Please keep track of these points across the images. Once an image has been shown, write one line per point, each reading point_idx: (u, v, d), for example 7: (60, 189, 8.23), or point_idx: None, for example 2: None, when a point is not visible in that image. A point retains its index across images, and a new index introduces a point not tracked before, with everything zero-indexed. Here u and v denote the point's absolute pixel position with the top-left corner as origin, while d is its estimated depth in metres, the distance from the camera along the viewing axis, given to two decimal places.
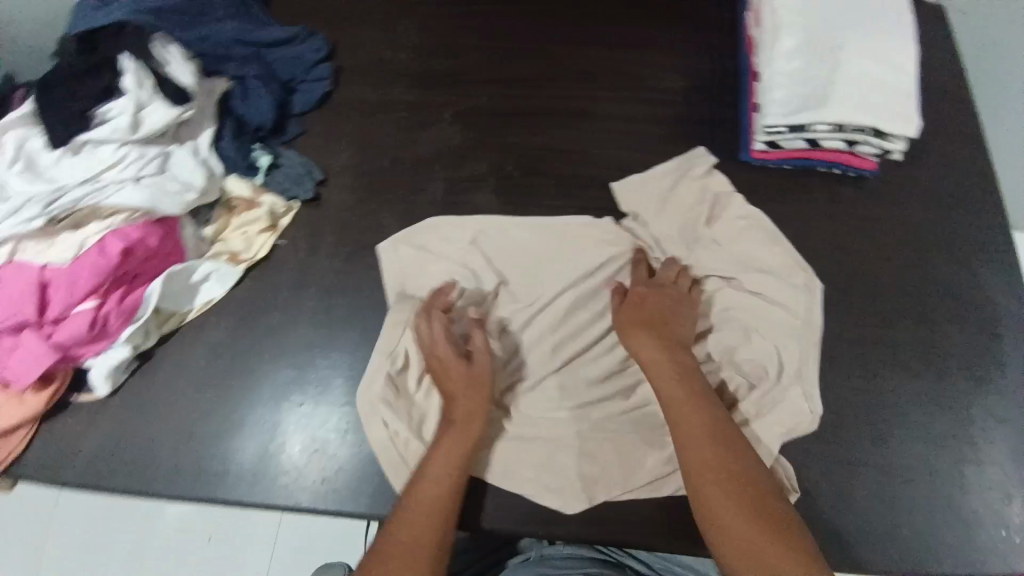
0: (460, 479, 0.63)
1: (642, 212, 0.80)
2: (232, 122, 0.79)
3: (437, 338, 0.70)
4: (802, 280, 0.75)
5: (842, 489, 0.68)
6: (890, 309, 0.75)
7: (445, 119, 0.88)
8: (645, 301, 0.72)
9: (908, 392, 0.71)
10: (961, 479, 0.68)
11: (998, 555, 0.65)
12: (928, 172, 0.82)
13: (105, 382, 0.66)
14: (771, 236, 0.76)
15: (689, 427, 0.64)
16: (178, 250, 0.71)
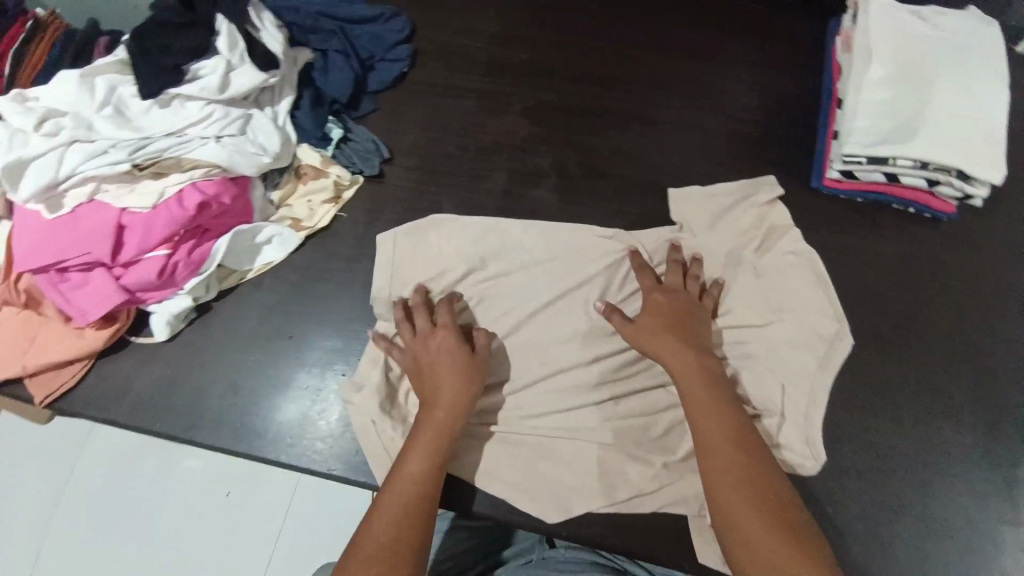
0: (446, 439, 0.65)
1: (692, 226, 0.83)
2: (311, 92, 0.85)
3: (440, 326, 0.72)
4: (834, 329, 0.79)
5: (868, 523, 0.73)
6: (925, 354, 0.79)
7: (513, 110, 0.91)
8: (667, 307, 0.74)
9: (941, 440, 0.76)
10: (988, 526, 0.72)
11: None
12: (973, 223, 0.86)
13: (167, 319, 0.73)
14: (817, 278, 0.81)
15: (705, 432, 0.65)
16: (246, 212, 0.76)
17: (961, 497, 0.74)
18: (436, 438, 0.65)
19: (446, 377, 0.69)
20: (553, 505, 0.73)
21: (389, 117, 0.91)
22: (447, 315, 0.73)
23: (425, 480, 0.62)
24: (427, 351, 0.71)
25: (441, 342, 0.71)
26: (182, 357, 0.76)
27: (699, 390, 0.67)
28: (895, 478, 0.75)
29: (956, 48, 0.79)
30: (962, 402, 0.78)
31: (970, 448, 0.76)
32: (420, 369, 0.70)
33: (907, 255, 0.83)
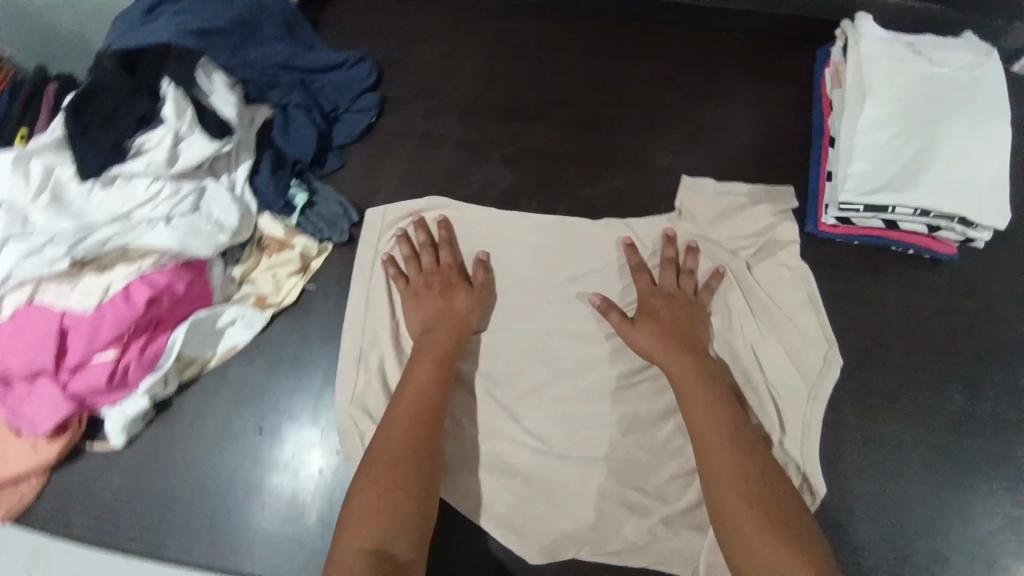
0: (430, 435, 0.63)
1: (694, 214, 0.81)
2: (272, 153, 0.78)
3: (444, 263, 0.76)
4: (823, 353, 0.76)
5: None
6: (937, 406, 0.76)
7: (494, 159, 0.86)
8: (661, 307, 0.73)
9: (954, 497, 0.73)
10: None
11: None
12: (980, 264, 0.82)
13: (122, 424, 0.67)
14: (809, 295, 0.78)
15: (700, 430, 0.64)
16: (204, 295, 0.70)
17: (973, 557, 0.72)
18: (436, 376, 0.67)
19: (449, 311, 0.72)
20: None
21: (360, 173, 0.84)
22: (448, 252, 0.77)
23: (409, 464, 0.60)
24: (427, 289, 0.74)
25: (445, 277, 0.75)
26: (145, 461, 0.70)
27: (695, 395, 0.67)
28: (907, 540, 0.72)
29: (957, 84, 0.76)
30: (976, 454, 0.75)
31: (983, 503, 0.73)
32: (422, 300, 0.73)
33: (911, 300, 0.80)
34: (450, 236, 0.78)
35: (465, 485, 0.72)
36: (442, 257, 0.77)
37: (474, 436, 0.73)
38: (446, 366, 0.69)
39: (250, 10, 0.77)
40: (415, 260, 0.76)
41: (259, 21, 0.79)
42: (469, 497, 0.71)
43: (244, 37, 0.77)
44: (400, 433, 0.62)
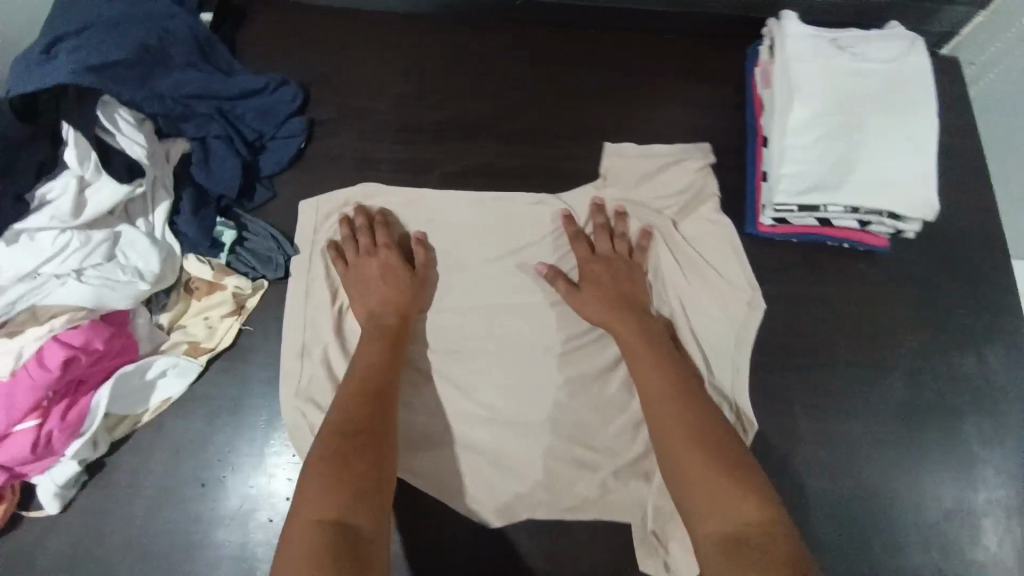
0: (379, 407, 0.62)
1: (619, 181, 0.83)
2: (193, 190, 0.75)
3: (381, 245, 0.75)
4: (747, 298, 0.79)
5: None
6: (885, 397, 0.78)
7: (433, 178, 0.84)
8: (603, 269, 0.75)
9: (907, 485, 0.75)
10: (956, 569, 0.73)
11: None
12: (920, 253, 0.84)
13: (54, 491, 0.64)
14: (730, 245, 0.81)
15: (649, 383, 0.65)
16: (128, 348, 0.67)
17: (928, 545, 0.74)
18: (382, 355, 0.67)
19: (392, 292, 0.72)
20: None
21: (292, 204, 0.81)
22: (384, 232, 0.76)
23: (358, 432, 0.58)
24: (368, 269, 0.73)
25: (384, 260, 0.74)
26: (81, 531, 0.66)
27: (643, 351, 0.68)
28: (862, 532, 0.73)
29: (880, 79, 0.77)
30: (925, 442, 0.77)
31: (935, 491, 0.75)
32: (366, 284, 0.73)
33: (852, 295, 0.81)
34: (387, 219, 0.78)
35: (425, 522, 0.69)
36: (380, 239, 0.75)
37: (432, 472, 0.71)
38: (393, 348, 0.69)
39: (155, 37, 0.75)
40: (355, 245, 0.75)
41: (166, 48, 0.76)
42: (430, 535, 0.69)
43: (151, 67, 0.74)
44: (349, 410, 0.61)
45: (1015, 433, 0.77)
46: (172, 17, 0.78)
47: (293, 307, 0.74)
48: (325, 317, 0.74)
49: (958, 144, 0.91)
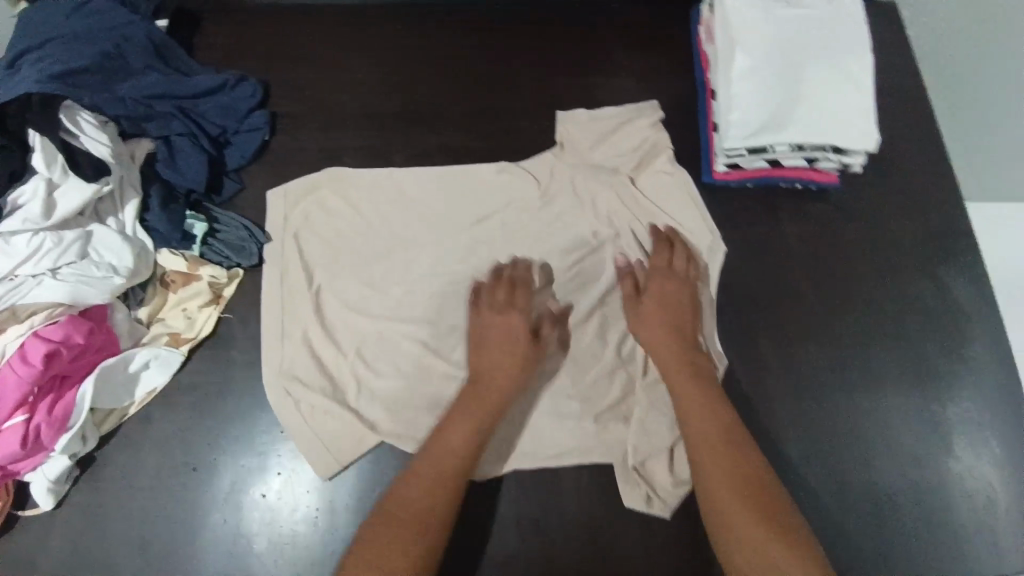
0: (439, 492, 0.62)
1: (580, 146, 0.86)
2: (161, 186, 0.76)
3: (518, 306, 0.73)
4: (708, 243, 0.81)
5: (826, 510, 0.74)
6: (850, 328, 0.81)
7: (397, 159, 0.86)
8: (660, 304, 0.74)
9: (878, 408, 0.78)
10: (932, 486, 0.75)
11: (977, 555, 0.73)
12: (872, 187, 0.87)
13: (48, 486, 0.65)
14: (689, 196, 0.83)
15: (694, 423, 0.66)
16: (109, 343, 0.68)
17: (906, 463, 0.76)
18: (470, 434, 0.65)
19: (509, 359, 0.70)
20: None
21: (261, 195, 0.83)
22: (525, 297, 0.74)
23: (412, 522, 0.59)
24: (494, 335, 0.71)
25: (510, 324, 0.72)
26: (76, 524, 0.67)
27: (691, 391, 0.68)
28: (836, 457, 0.76)
29: (817, 22, 0.80)
30: (893, 366, 0.80)
31: (904, 411, 0.78)
32: (483, 340, 0.71)
33: (811, 235, 0.84)
34: (515, 280, 0.76)
35: None
36: (517, 300, 0.74)
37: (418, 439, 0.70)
38: (484, 424, 0.67)
39: (112, 44, 0.78)
40: (484, 296, 0.74)
41: (124, 53, 0.79)
42: None
43: (110, 73, 0.78)
44: (413, 493, 0.61)
45: (974, 349, 0.81)
46: (129, 24, 0.80)
47: (271, 291, 0.76)
48: (303, 298, 0.76)
49: (913, 81, 0.92)
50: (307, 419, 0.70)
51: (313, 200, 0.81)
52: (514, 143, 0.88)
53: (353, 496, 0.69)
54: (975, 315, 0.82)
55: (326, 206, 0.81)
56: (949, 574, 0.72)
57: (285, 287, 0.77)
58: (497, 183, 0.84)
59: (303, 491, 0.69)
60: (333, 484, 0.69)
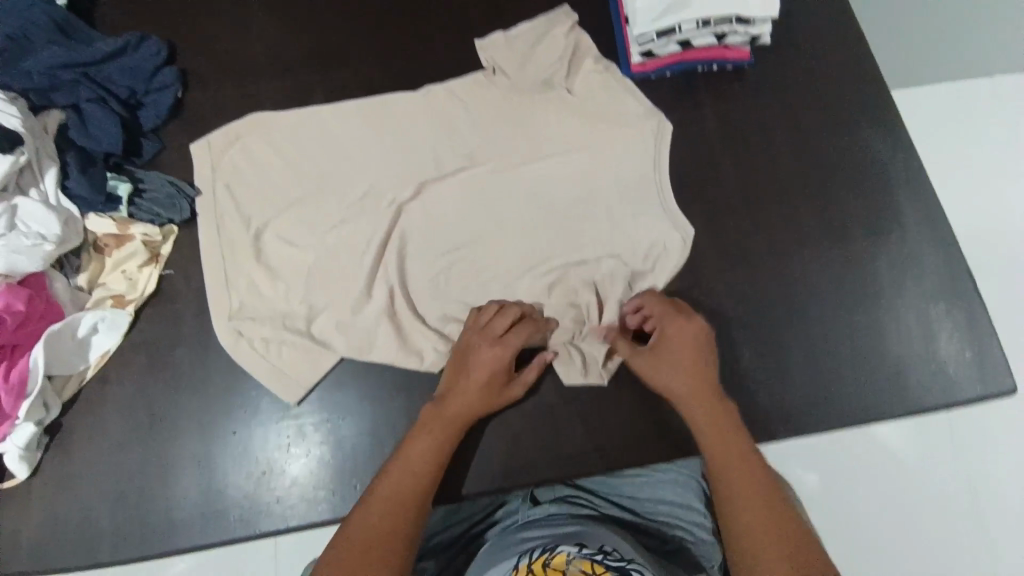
0: (411, 507, 0.62)
1: (502, 65, 0.85)
2: (76, 153, 0.75)
3: (504, 341, 0.70)
4: (654, 126, 0.83)
5: (781, 367, 0.75)
6: (788, 192, 0.82)
7: (317, 98, 0.85)
8: (680, 345, 0.70)
9: (823, 265, 0.79)
10: (881, 328, 0.77)
11: (928, 385, 0.75)
12: (789, 56, 0.87)
13: (18, 453, 0.66)
14: (621, 87, 0.84)
15: (731, 468, 0.64)
16: (53, 310, 0.69)
17: (855, 311, 0.77)
18: (436, 456, 0.66)
19: (480, 389, 0.68)
20: (502, 470, 0.71)
21: (184, 153, 0.82)
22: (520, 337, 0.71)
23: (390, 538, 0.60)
24: (482, 373, 0.69)
25: (492, 360, 0.69)
26: (53, 489, 0.68)
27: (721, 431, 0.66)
28: (787, 316, 0.77)
29: None
30: (834, 222, 0.80)
31: (847, 263, 0.79)
32: (464, 369, 0.69)
33: (735, 112, 0.85)
34: (505, 308, 0.73)
35: (379, 405, 0.72)
36: (502, 332, 0.71)
37: (374, 360, 0.73)
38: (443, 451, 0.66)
39: (15, 26, 0.76)
40: (477, 324, 0.72)
41: (27, 33, 0.77)
42: (386, 414, 0.72)
43: (15, 53, 0.76)
44: (375, 515, 0.61)
45: (907, 193, 0.82)
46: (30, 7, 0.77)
47: (208, 240, 0.76)
48: (242, 241, 0.77)
49: None
50: (266, 356, 0.72)
51: (238, 148, 0.81)
52: (431, 66, 0.87)
53: (321, 418, 0.71)
54: (905, 166, 0.83)
55: (251, 152, 0.81)
56: (900, 406, 0.75)
57: (222, 236, 0.77)
58: (420, 107, 0.84)
59: (270, 423, 0.71)
60: (300, 409, 0.72)
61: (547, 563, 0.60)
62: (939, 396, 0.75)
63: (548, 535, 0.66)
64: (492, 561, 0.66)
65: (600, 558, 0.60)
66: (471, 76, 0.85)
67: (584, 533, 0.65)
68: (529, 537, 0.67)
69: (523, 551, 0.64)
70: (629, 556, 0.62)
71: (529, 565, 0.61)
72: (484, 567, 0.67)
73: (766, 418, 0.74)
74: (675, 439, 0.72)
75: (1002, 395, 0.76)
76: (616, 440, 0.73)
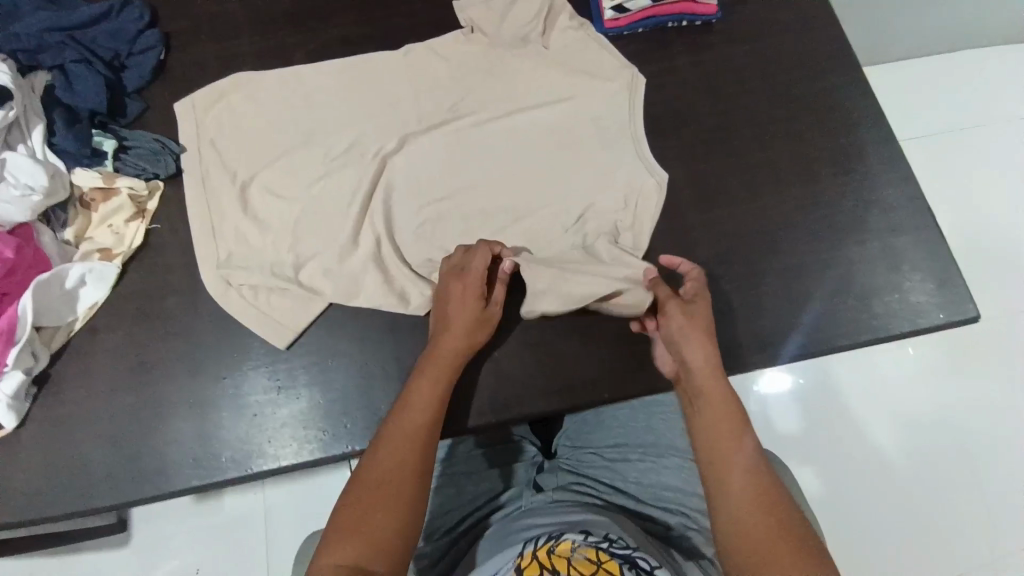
0: (416, 454, 0.62)
1: (480, 22, 0.88)
2: (61, 109, 0.76)
3: (471, 268, 0.72)
4: (628, 78, 0.86)
5: (757, 300, 0.78)
6: (757, 136, 0.85)
7: (298, 57, 0.86)
8: (695, 323, 0.68)
9: (793, 203, 0.82)
10: (851, 261, 0.80)
11: (897, 313, 0.79)
12: (754, 9, 0.91)
13: (7, 402, 0.66)
14: (594, 41, 0.87)
15: (729, 444, 0.63)
16: (40, 261, 0.70)
17: (825, 246, 0.81)
18: (435, 399, 0.65)
19: (456, 317, 0.69)
20: (492, 408, 0.73)
21: (166, 113, 0.83)
22: (481, 259, 0.72)
23: (391, 483, 0.60)
24: (456, 303, 0.70)
25: (461, 287, 0.71)
26: (42, 437, 0.68)
27: (725, 416, 0.64)
28: (761, 253, 0.80)
29: None
30: (802, 163, 0.84)
31: (816, 202, 0.82)
32: (442, 304, 0.71)
33: (705, 63, 0.88)
34: (469, 248, 0.75)
35: (367, 347, 0.73)
36: (470, 264, 0.72)
37: (361, 304, 0.75)
38: (442, 391, 0.66)
39: None
40: (446, 266, 0.74)
41: (19, 4, 0.80)
42: (375, 355, 0.73)
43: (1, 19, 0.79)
44: (382, 460, 0.62)
45: (870, 134, 0.86)
46: None
47: (194, 194, 0.78)
48: (227, 195, 0.78)
49: None
50: (255, 303, 0.74)
51: (221, 107, 0.82)
52: (410, 24, 0.89)
53: (311, 360, 0.73)
54: (867, 110, 0.87)
55: (234, 109, 0.82)
56: (871, 334, 0.78)
57: (208, 191, 0.78)
58: (399, 65, 0.86)
59: (260, 367, 0.72)
60: (290, 353, 0.73)
61: (552, 549, 0.59)
62: (906, 324, 0.78)
63: (554, 524, 0.67)
64: (500, 548, 0.67)
65: (605, 547, 0.60)
66: (449, 34, 0.88)
67: (589, 522, 0.66)
68: (535, 526, 0.68)
69: (529, 539, 0.65)
70: (634, 545, 0.63)
71: (534, 552, 0.60)
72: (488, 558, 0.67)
73: (744, 348, 0.76)
74: (656, 370, 0.75)
75: (967, 321, 0.79)
76: (599, 371, 0.75)
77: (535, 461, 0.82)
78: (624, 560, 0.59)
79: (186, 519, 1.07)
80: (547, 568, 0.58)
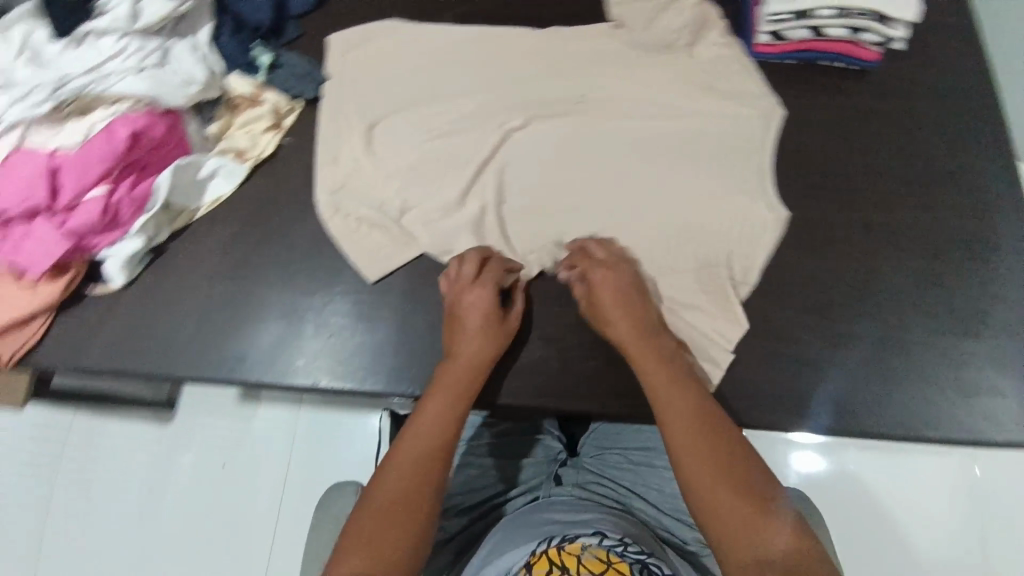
0: (425, 470, 0.60)
1: (628, 21, 0.88)
2: (231, 20, 0.83)
3: (483, 281, 0.71)
4: (765, 107, 0.84)
5: (845, 362, 0.74)
6: (887, 197, 0.81)
7: (447, 18, 0.89)
8: (614, 301, 0.70)
9: (909, 274, 0.78)
10: (956, 349, 0.75)
11: (994, 416, 0.73)
12: (915, 68, 0.86)
13: (122, 262, 0.72)
14: (740, 64, 0.86)
15: (676, 414, 0.62)
16: (181, 144, 0.77)
17: (932, 327, 0.76)
18: (448, 414, 0.64)
19: (473, 329, 0.69)
20: (551, 393, 0.73)
21: (318, 42, 0.87)
22: (490, 275, 0.72)
23: (399, 500, 0.58)
24: (470, 315, 0.70)
25: (476, 298, 0.70)
26: (141, 302, 0.74)
27: (678, 392, 0.63)
28: (862, 316, 0.76)
29: None
30: (930, 236, 0.79)
31: (935, 279, 0.77)
32: (459, 315, 0.70)
33: (848, 110, 0.84)
34: (476, 255, 0.74)
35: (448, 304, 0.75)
36: (482, 277, 0.72)
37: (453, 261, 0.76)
38: (456, 404, 0.65)
39: None
40: (455, 277, 0.73)
41: None
42: None
43: None
44: (389, 478, 0.60)
45: (1012, 225, 0.79)
46: None
47: (327, 122, 0.82)
48: (354, 130, 0.82)
49: None
50: (356, 235, 0.77)
51: (368, 48, 0.86)
52: (560, 9, 0.90)
53: (392, 298, 0.75)
54: (1013, 197, 0.80)
55: (378, 53, 0.86)
56: (960, 429, 0.72)
57: (339, 122, 0.82)
58: (540, 45, 0.87)
59: (343, 291, 0.75)
60: (375, 287, 0.75)
61: (563, 546, 0.59)
62: (1001, 430, 0.72)
63: (568, 519, 0.66)
64: (512, 540, 0.66)
65: (619, 549, 0.60)
66: (595, 26, 0.88)
67: (601, 522, 0.65)
68: (550, 518, 0.67)
69: (541, 537, 0.63)
70: (648, 550, 0.62)
71: (545, 549, 0.60)
72: (501, 544, 0.67)
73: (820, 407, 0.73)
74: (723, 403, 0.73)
75: None
76: None
77: (559, 458, 0.80)
78: (636, 562, 0.58)
79: (230, 418, 1.13)
80: (556, 564, 0.58)
